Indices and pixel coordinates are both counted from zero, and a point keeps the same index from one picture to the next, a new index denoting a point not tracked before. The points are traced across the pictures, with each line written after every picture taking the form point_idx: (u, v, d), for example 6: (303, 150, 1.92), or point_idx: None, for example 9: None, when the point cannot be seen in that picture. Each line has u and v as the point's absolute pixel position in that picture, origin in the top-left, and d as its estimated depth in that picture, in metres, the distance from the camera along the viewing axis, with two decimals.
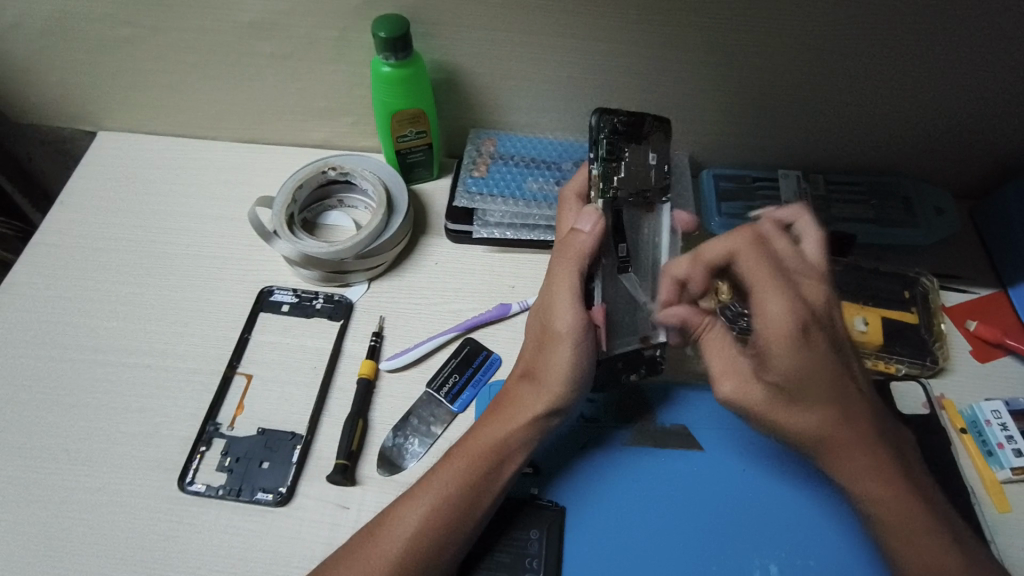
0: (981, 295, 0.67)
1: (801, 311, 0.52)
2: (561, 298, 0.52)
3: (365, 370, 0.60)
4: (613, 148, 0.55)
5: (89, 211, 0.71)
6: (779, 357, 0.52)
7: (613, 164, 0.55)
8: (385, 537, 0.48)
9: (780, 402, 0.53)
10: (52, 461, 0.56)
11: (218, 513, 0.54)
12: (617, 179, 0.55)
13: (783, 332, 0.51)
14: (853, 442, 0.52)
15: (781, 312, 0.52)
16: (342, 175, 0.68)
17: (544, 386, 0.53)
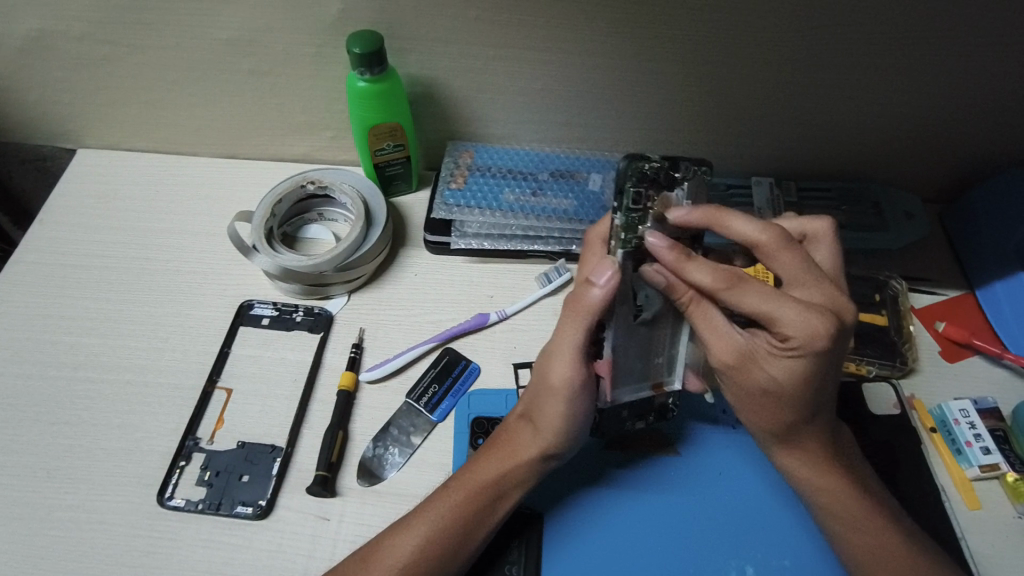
0: (950, 296, 0.69)
1: (830, 330, 0.44)
2: (563, 351, 0.48)
3: (344, 381, 0.61)
4: (643, 198, 0.45)
5: (69, 228, 0.72)
6: (775, 360, 0.46)
7: (639, 214, 0.45)
8: (374, 561, 0.48)
9: (769, 392, 0.48)
10: (30, 479, 0.56)
11: (198, 527, 0.54)
12: (644, 230, 0.45)
13: (799, 348, 0.45)
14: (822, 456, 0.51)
15: (800, 322, 0.44)
16: (321, 189, 0.69)
17: (541, 432, 0.52)
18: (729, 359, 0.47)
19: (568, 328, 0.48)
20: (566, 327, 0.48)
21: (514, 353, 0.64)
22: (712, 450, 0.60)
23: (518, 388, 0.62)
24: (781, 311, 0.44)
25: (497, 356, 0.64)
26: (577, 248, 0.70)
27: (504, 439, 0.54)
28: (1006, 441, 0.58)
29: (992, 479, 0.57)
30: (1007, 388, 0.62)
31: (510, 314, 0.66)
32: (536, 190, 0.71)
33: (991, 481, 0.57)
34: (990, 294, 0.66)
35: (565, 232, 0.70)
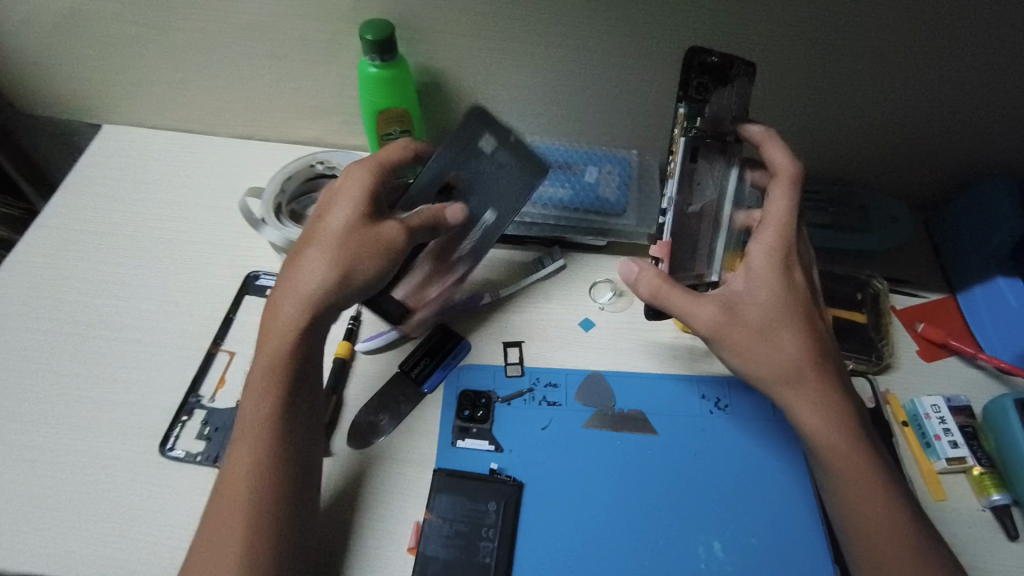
0: (932, 298, 0.70)
1: (796, 253, 0.55)
2: (378, 243, 0.56)
3: (341, 349, 0.64)
4: (701, 87, 0.55)
5: (91, 197, 0.75)
6: (768, 288, 0.54)
7: (698, 105, 0.55)
8: (226, 505, 0.49)
9: (762, 329, 0.53)
10: (40, 425, 0.59)
11: (195, 478, 0.57)
12: (702, 121, 0.55)
13: (785, 269, 0.54)
14: (832, 421, 0.52)
15: (784, 238, 0.55)
16: (329, 169, 0.73)
17: (308, 306, 0.54)
18: (727, 314, 0.54)
19: (393, 230, 0.57)
20: (385, 229, 0.56)
21: (504, 333, 0.67)
22: (690, 431, 0.61)
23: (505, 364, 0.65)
24: (772, 227, 0.55)
25: (488, 333, 0.67)
26: (572, 235, 0.71)
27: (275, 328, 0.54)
28: (974, 437, 0.60)
29: (958, 473, 0.59)
30: (981, 388, 0.64)
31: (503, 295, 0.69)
32: None
33: (958, 475, 0.59)
34: (969, 299, 0.68)
35: (559, 219, 0.71)
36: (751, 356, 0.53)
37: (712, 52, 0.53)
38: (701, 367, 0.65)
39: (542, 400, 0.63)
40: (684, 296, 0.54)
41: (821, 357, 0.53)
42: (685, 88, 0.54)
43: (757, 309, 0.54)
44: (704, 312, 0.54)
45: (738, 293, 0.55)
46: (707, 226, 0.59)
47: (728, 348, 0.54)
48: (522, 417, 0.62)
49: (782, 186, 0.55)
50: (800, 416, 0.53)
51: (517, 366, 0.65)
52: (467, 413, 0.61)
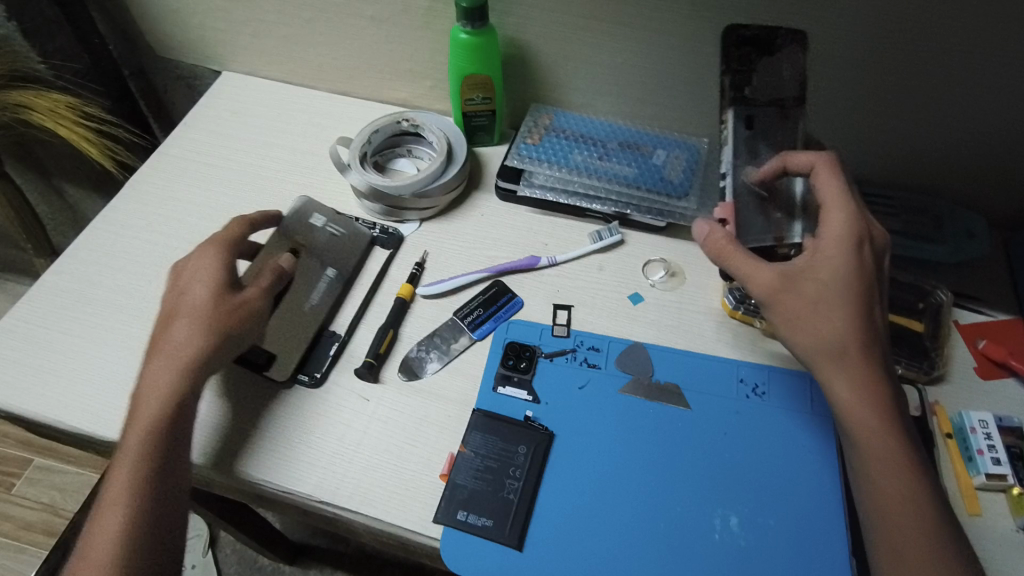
0: (998, 318, 0.68)
1: (862, 235, 0.57)
2: (192, 310, 0.60)
3: (404, 291, 0.69)
4: (744, 57, 0.65)
5: (204, 134, 0.84)
6: (827, 263, 0.56)
7: (744, 75, 0.66)
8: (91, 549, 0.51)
9: (818, 300, 0.55)
10: (141, 321, 0.68)
11: (263, 384, 0.64)
12: (747, 88, 0.66)
13: (849, 246, 0.56)
14: (874, 401, 0.53)
15: (848, 219, 0.57)
16: (414, 127, 0.78)
17: (184, 368, 0.57)
18: (783, 279, 0.56)
19: (223, 296, 0.61)
20: (203, 300, 0.60)
21: (555, 296, 0.71)
22: (723, 411, 0.62)
23: (552, 325, 0.68)
24: (833, 208, 0.58)
25: (540, 294, 0.71)
26: (633, 212, 0.74)
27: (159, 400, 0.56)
28: (1019, 458, 0.58)
29: (996, 491, 0.58)
30: None
31: (559, 261, 0.73)
32: (603, 155, 0.76)
33: (996, 493, 0.58)
34: None
35: (623, 196, 0.74)
36: (802, 325, 0.55)
37: (749, 28, 0.64)
38: (744, 354, 0.67)
39: (583, 361, 0.66)
40: (746, 258, 0.58)
41: (874, 336, 0.55)
42: (729, 59, 0.65)
43: (815, 281, 0.56)
44: (762, 277, 0.57)
45: (800, 266, 0.57)
46: (778, 205, 0.65)
47: (781, 316, 0.56)
48: (561, 374, 0.65)
49: (823, 172, 0.60)
50: (843, 393, 0.54)
51: (563, 327, 0.68)
52: (511, 363, 0.65)
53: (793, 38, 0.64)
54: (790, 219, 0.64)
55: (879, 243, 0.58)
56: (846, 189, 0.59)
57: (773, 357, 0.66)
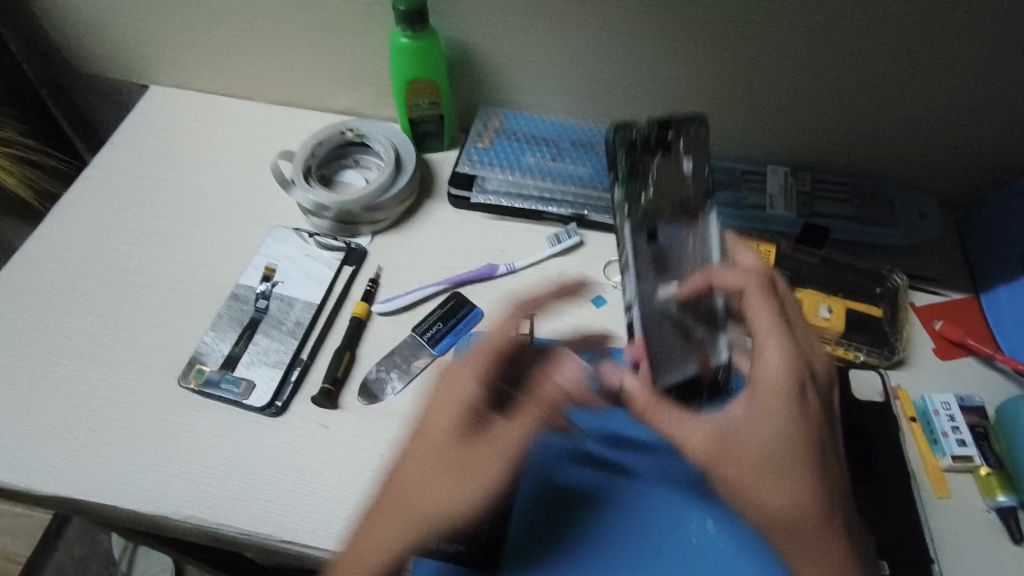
0: (953, 298, 0.69)
1: (802, 369, 0.50)
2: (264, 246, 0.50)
3: (359, 310, 0.66)
4: (633, 166, 0.62)
5: (135, 154, 0.79)
6: (768, 426, 0.47)
7: (637, 173, 0.62)
8: None
9: (769, 463, 0.46)
10: (76, 361, 0.63)
11: (213, 419, 0.60)
12: (646, 196, 0.61)
13: (785, 352, 0.49)
14: (816, 549, 0.47)
15: (785, 362, 0.49)
16: (359, 137, 0.75)
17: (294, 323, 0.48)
18: (717, 433, 0.48)
19: None
20: None
21: (516, 305, 0.69)
22: None
23: None
24: (767, 342, 0.50)
25: (501, 304, 0.69)
26: (590, 213, 0.72)
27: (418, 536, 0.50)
28: (984, 438, 0.59)
29: (963, 471, 0.59)
30: (996, 389, 0.63)
31: (518, 268, 0.71)
32: (556, 156, 0.75)
33: (964, 475, 0.58)
34: (993, 300, 0.67)
35: (580, 196, 0.73)
36: (747, 490, 0.47)
37: (641, 128, 0.63)
38: None
39: None
40: (674, 414, 0.49)
41: (827, 512, 0.47)
42: (619, 163, 0.63)
43: (757, 444, 0.47)
44: (692, 441, 0.48)
45: (736, 421, 0.48)
46: (698, 317, 0.56)
47: (725, 483, 0.48)
48: None
49: (754, 296, 0.52)
50: (801, 550, 0.47)
51: (526, 337, 0.66)
52: None
53: (688, 126, 0.63)
54: (712, 341, 0.56)
55: (819, 384, 0.51)
56: (781, 318, 0.51)
57: None
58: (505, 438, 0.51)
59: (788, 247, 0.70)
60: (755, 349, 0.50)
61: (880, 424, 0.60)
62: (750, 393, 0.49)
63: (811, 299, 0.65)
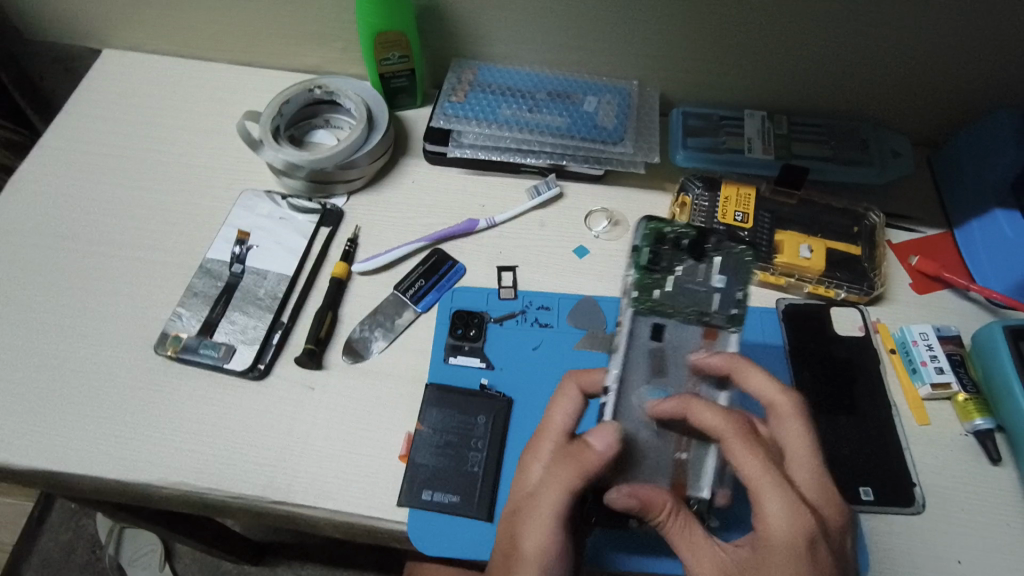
0: (929, 234, 0.70)
1: (812, 527, 0.45)
2: None
3: (337, 270, 0.65)
4: (660, 255, 0.50)
5: (90, 120, 0.76)
6: (778, 574, 0.44)
7: (654, 274, 0.49)
8: None
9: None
10: (44, 334, 0.61)
11: (194, 385, 0.59)
12: (659, 292, 0.48)
13: (795, 532, 0.44)
14: None
15: (788, 517, 0.45)
16: (328, 94, 0.72)
17: None
18: None
19: None
20: None
21: (498, 259, 0.68)
22: None
23: (498, 288, 0.66)
24: (767, 509, 0.45)
25: (482, 259, 0.68)
26: (569, 163, 0.71)
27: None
28: (961, 365, 0.61)
29: (941, 398, 0.60)
30: (971, 318, 0.65)
31: (498, 222, 0.70)
32: (533, 108, 0.72)
33: (943, 402, 0.60)
34: (967, 233, 0.68)
35: (557, 146, 0.71)
36: None
37: (673, 226, 0.51)
38: None
39: (534, 321, 0.64)
40: (690, 536, 0.46)
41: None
42: (641, 254, 0.50)
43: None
44: (702, 567, 0.46)
45: (741, 564, 0.46)
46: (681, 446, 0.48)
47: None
48: (513, 337, 0.63)
49: (734, 442, 0.46)
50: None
51: (510, 289, 0.66)
52: (459, 333, 0.62)
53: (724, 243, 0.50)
54: (699, 453, 0.48)
55: (830, 529, 0.47)
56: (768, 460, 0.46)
57: None
58: (531, 536, 0.47)
59: (768, 189, 0.70)
60: (754, 505, 0.46)
61: (861, 359, 0.61)
62: (755, 543, 0.46)
63: (791, 240, 0.66)
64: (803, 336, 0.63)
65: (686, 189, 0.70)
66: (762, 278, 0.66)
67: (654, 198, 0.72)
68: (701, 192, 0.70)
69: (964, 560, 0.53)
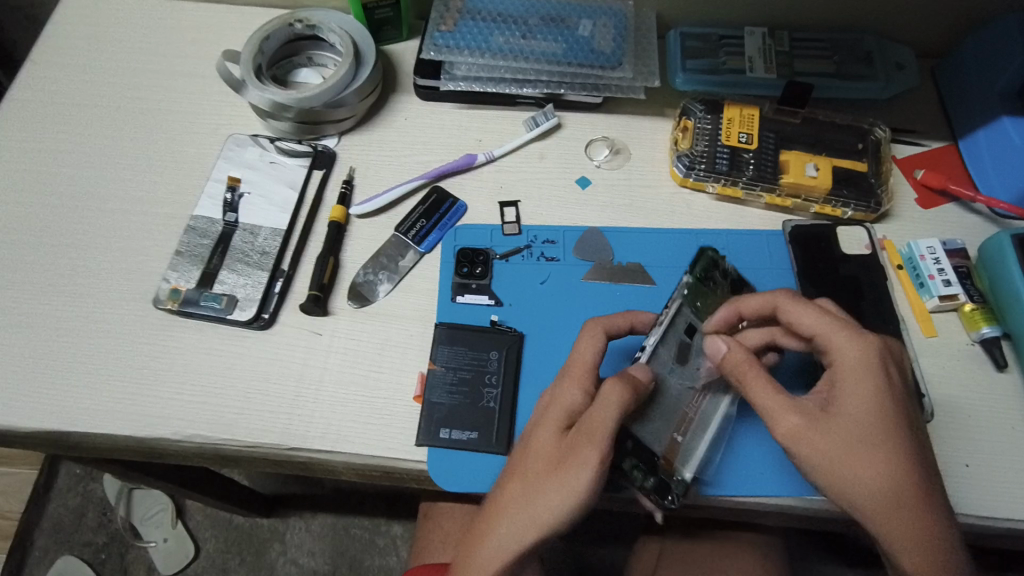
0: (933, 147, 0.69)
1: (881, 359, 0.48)
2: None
3: (336, 214, 0.63)
4: (711, 279, 0.54)
5: (58, 69, 0.71)
6: (852, 393, 0.47)
7: (702, 287, 0.54)
8: None
9: (859, 428, 0.46)
10: (38, 294, 0.59)
11: (199, 338, 0.57)
12: (701, 303, 0.54)
13: (867, 358, 0.47)
14: (916, 496, 0.45)
15: (860, 351, 0.48)
16: (309, 28, 0.68)
17: None
18: (804, 426, 0.46)
19: None
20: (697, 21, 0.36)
21: (500, 194, 0.66)
22: None
23: (501, 224, 0.64)
24: (835, 342, 0.48)
25: (483, 195, 0.66)
26: (567, 92, 0.69)
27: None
28: (968, 277, 0.61)
29: (948, 310, 0.61)
30: (976, 230, 0.65)
31: (497, 156, 0.68)
32: (525, 35, 0.69)
33: (949, 313, 0.61)
34: (972, 144, 0.67)
35: (554, 74, 0.68)
36: (837, 474, 0.45)
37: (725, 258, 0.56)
38: (699, 222, 0.65)
39: (540, 256, 0.63)
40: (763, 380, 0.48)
41: (926, 483, 0.46)
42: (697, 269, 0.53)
43: (844, 420, 0.46)
44: (771, 403, 0.47)
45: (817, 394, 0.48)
46: (683, 424, 0.52)
47: (810, 465, 0.46)
48: (520, 273, 0.62)
49: (789, 305, 0.50)
50: (900, 522, 0.45)
51: (514, 225, 0.64)
52: (465, 271, 0.61)
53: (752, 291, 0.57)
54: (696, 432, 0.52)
55: (893, 355, 0.49)
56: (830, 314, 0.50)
57: (727, 220, 0.66)
58: (582, 464, 0.46)
59: (771, 110, 0.68)
60: (826, 348, 0.49)
61: (868, 276, 0.61)
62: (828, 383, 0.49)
63: (797, 159, 0.65)
64: (810, 257, 0.62)
65: (688, 113, 0.69)
66: (767, 201, 0.65)
67: (655, 125, 0.70)
68: (703, 115, 0.68)
69: (972, 463, 0.54)
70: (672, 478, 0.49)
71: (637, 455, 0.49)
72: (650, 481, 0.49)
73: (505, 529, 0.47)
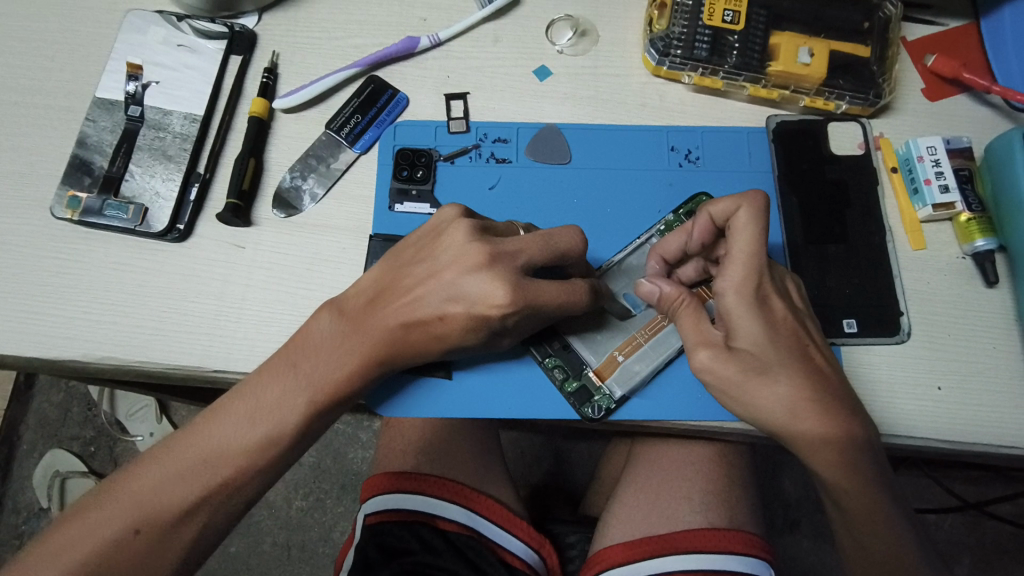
0: (949, 28, 0.59)
1: (770, 285, 0.47)
2: None
3: (255, 108, 0.55)
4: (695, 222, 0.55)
5: None
6: (742, 323, 0.46)
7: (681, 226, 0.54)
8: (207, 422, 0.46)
9: (754, 358, 0.46)
10: None
11: (107, 251, 0.52)
12: None
13: (751, 288, 0.46)
14: (824, 409, 0.45)
15: (749, 285, 0.46)
16: None
17: None
18: (715, 355, 0.46)
19: None
20: None
21: (446, 85, 0.58)
22: (656, 188, 0.56)
23: (447, 120, 0.57)
24: (734, 269, 0.46)
25: (427, 86, 0.58)
26: None
27: (341, 337, 0.46)
28: (969, 182, 0.54)
29: (941, 221, 0.55)
30: (985, 126, 0.57)
31: (443, 40, 0.58)
32: None
33: (943, 223, 0.55)
34: (996, 22, 0.58)
35: None
36: (745, 402, 0.46)
37: None
38: (671, 117, 0.58)
39: (489, 157, 0.56)
40: (694, 312, 0.48)
41: (827, 393, 0.46)
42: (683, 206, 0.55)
43: (743, 350, 0.46)
44: (693, 334, 0.48)
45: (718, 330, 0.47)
46: (627, 345, 0.52)
47: (724, 398, 0.47)
48: (468, 176, 0.56)
49: (740, 228, 0.46)
50: (800, 433, 0.45)
51: (460, 121, 0.57)
52: (404, 175, 0.55)
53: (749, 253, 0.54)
54: (641, 355, 0.51)
55: (781, 278, 0.48)
56: (761, 242, 0.46)
57: (703, 115, 0.58)
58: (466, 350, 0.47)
59: None
60: (722, 281, 0.47)
61: (857, 181, 0.55)
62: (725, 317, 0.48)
63: (790, 42, 0.55)
64: (795, 159, 0.56)
65: None
66: (750, 92, 0.57)
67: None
68: None
69: (944, 386, 0.51)
70: (597, 390, 0.51)
71: (563, 357, 0.51)
72: (573, 384, 0.51)
73: (487, 328, 0.45)
